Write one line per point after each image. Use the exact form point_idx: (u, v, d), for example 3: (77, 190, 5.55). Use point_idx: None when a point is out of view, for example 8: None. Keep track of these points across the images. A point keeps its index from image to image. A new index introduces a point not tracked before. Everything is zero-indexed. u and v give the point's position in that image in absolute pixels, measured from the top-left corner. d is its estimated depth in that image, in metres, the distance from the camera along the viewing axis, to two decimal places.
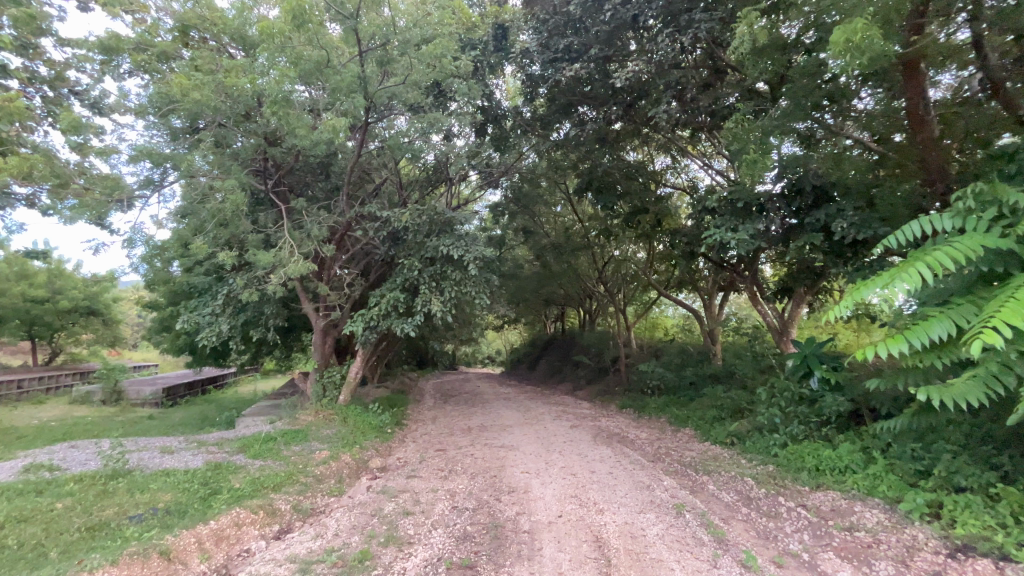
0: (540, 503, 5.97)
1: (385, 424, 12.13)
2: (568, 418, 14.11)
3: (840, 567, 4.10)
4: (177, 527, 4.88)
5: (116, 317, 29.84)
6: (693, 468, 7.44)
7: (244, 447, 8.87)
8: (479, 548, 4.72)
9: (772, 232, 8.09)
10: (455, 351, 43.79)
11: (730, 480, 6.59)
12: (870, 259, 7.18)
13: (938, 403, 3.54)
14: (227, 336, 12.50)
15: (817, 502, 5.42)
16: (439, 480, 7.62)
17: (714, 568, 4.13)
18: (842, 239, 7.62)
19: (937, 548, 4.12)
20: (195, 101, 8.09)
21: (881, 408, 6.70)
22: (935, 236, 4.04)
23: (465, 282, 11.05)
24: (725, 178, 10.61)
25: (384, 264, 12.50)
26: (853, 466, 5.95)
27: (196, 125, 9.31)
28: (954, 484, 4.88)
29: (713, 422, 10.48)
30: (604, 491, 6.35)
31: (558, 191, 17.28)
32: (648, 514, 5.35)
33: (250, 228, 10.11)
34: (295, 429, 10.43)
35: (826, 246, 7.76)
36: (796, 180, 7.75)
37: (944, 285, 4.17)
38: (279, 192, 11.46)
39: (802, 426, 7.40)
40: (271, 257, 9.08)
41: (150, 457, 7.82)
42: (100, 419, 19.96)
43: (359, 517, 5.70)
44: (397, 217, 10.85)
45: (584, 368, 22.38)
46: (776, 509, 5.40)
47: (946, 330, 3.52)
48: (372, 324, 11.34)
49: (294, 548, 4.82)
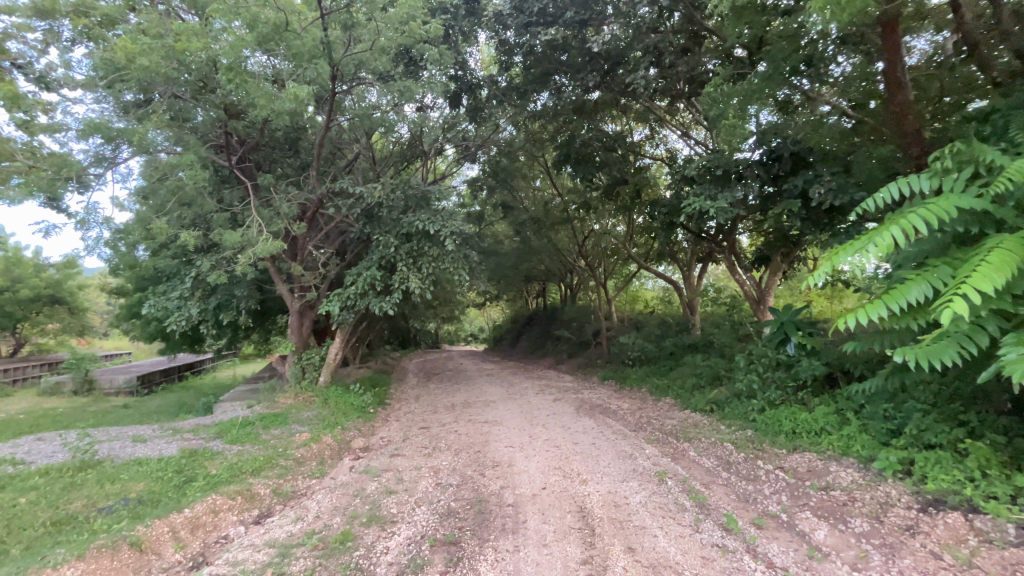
0: (524, 476, 6.00)
1: (366, 404, 12.03)
2: (551, 391, 14.27)
3: (817, 526, 4.18)
4: (149, 517, 4.71)
5: (83, 305, 28.95)
6: (674, 437, 7.60)
7: (220, 433, 8.63)
8: (464, 523, 4.69)
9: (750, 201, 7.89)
10: (436, 332, 43.84)
11: (710, 446, 6.77)
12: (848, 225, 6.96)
13: (915, 366, 3.54)
14: (199, 320, 12.14)
15: (794, 464, 5.54)
16: (423, 457, 7.60)
17: (696, 533, 4.17)
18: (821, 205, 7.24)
19: (910, 503, 4.21)
20: (143, 68, 7.47)
21: (854, 370, 6.84)
22: (912, 198, 4.04)
23: (443, 258, 10.81)
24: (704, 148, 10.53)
25: (360, 242, 12.04)
26: (829, 428, 6.08)
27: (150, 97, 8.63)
28: (924, 442, 5.02)
29: (692, 390, 10.69)
30: (588, 461, 6.40)
31: (536, 165, 17.15)
32: (631, 483, 5.37)
33: (217, 207, 9.71)
34: (273, 412, 10.25)
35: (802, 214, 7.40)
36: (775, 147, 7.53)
37: (919, 248, 4.18)
38: (244, 169, 10.93)
39: (778, 391, 7.49)
40: (237, 236, 8.59)
41: (121, 447, 7.55)
42: (72, 410, 19.48)
43: (341, 498, 5.62)
44: (370, 194, 10.51)
45: (566, 343, 22.64)
46: (755, 472, 5.51)
47: (923, 293, 3.52)
48: (349, 304, 11.18)
49: (273, 533, 4.72)
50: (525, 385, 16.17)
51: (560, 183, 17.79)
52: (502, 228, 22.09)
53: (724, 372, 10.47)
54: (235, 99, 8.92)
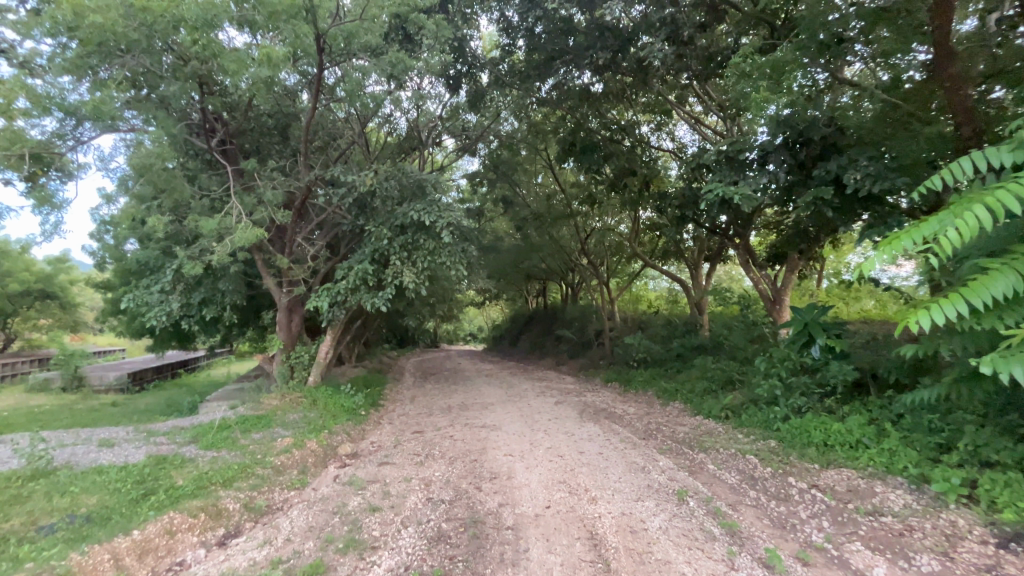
0: (526, 491, 5.37)
1: (357, 406, 11.40)
2: (552, 393, 13.66)
3: (873, 562, 3.56)
4: (90, 541, 4.07)
5: (74, 300, 28.43)
6: (688, 447, 6.99)
7: (196, 437, 7.99)
8: (455, 552, 4.06)
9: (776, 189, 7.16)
10: (434, 331, 43.26)
11: (730, 458, 6.15)
12: (887, 214, 6.18)
13: (1007, 375, 2.83)
14: (182, 315, 11.51)
15: (830, 482, 4.90)
16: (415, 466, 6.96)
17: (732, 571, 3.53)
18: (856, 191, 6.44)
19: (983, 537, 3.58)
20: (98, 27, 6.70)
21: (890, 377, 6.21)
22: (990, 173, 3.37)
23: (439, 252, 10.13)
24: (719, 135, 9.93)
25: (352, 235, 11.41)
26: (866, 440, 5.44)
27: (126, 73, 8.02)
28: (983, 459, 4.39)
29: (703, 395, 10.08)
30: (595, 475, 5.76)
31: (538, 158, 16.55)
32: (647, 503, 4.73)
33: (198, 193, 9.10)
34: (257, 414, 9.63)
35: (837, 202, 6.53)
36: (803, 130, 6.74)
37: (997, 233, 3.52)
38: (226, 152, 10.24)
39: (803, 398, 6.85)
40: (216, 224, 7.96)
41: (84, 452, 6.92)
42: (58, 408, 18.93)
43: (319, 516, 4.98)
44: (361, 182, 9.90)
45: (566, 343, 22.05)
46: (786, 491, 4.88)
47: (1013, 285, 2.84)
48: (339, 300, 10.55)
49: (234, 561, 4.08)
50: (524, 386, 15.56)
51: (562, 177, 17.22)
52: (502, 225, 21.53)
53: (738, 376, 9.86)
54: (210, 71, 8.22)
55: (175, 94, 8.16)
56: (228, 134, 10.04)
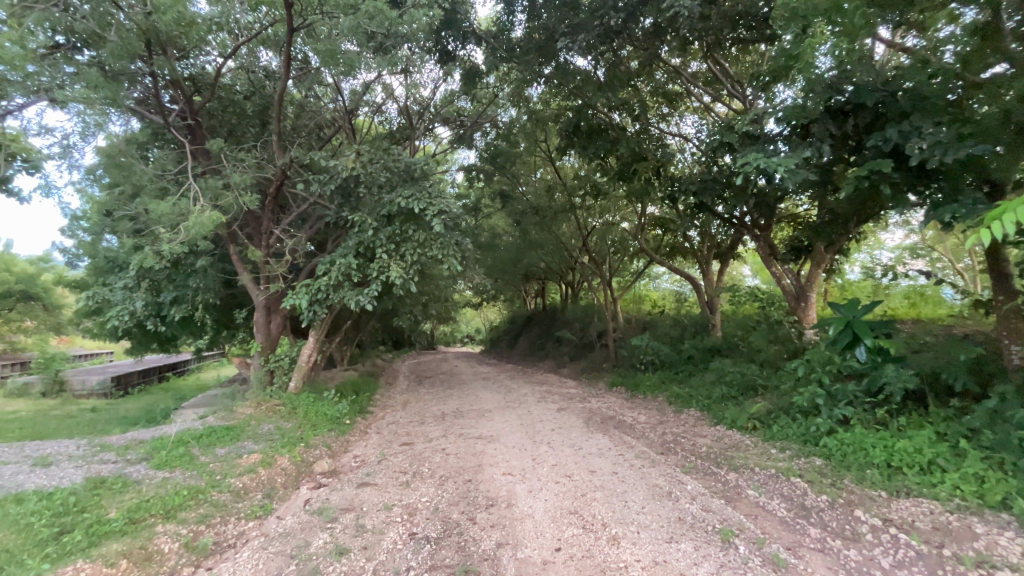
0: (529, 526, 4.44)
1: (342, 414, 10.41)
2: (554, 399, 12.71)
3: None
4: None
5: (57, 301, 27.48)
6: (716, 465, 6.05)
7: (152, 453, 7.03)
8: None
9: (817, 165, 6.17)
10: (431, 333, 42.32)
11: (769, 481, 5.22)
12: (955, 190, 5.23)
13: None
14: (149, 315, 10.52)
15: (906, 516, 3.98)
16: (399, 489, 6.00)
17: None
18: (918, 163, 5.47)
19: None
20: None
21: (957, 384, 5.29)
22: None
23: (430, 244, 9.17)
24: (741, 109, 9.03)
25: (337, 227, 10.47)
26: (942, 462, 4.53)
27: (55, 36, 7.04)
28: None
29: (720, 401, 9.16)
30: (613, 503, 4.82)
31: (538, 148, 15.65)
32: (683, 546, 3.81)
33: (163, 178, 8.19)
34: (228, 425, 8.66)
35: (896, 178, 5.53)
36: (852, 94, 5.77)
37: None
38: (191, 130, 9.22)
39: (849, 408, 5.91)
40: (173, 210, 6.99)
41: (13, 474, 5.95)
42: (32, 415, 17.96)
43: (273, 561, 4.04)
44: (342, 166, 8.94)
45: (567, 344, 21.13)
46: (852, 529, 3.95)
47: None
48: (319, 298, 9.58)
49: None
50: (523, 391, 14.61)
51: (563, 171, 16.39)
52: (499, 221, 20.65)
53: (761, 381, 8.94)
54: (165, 31, 7.27)
55: (123, 59, 7.20)
56: (192, 111, 8.87)
